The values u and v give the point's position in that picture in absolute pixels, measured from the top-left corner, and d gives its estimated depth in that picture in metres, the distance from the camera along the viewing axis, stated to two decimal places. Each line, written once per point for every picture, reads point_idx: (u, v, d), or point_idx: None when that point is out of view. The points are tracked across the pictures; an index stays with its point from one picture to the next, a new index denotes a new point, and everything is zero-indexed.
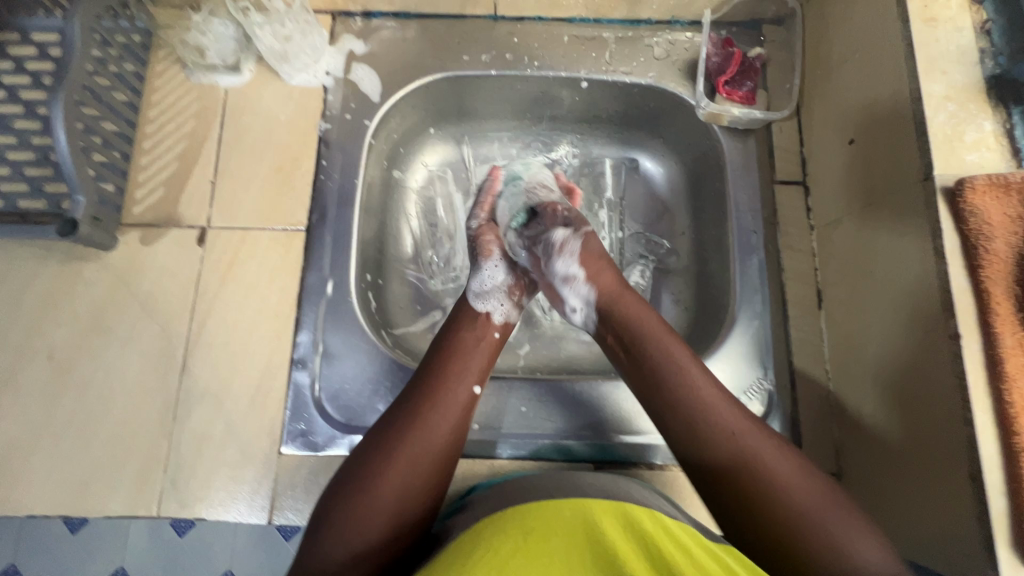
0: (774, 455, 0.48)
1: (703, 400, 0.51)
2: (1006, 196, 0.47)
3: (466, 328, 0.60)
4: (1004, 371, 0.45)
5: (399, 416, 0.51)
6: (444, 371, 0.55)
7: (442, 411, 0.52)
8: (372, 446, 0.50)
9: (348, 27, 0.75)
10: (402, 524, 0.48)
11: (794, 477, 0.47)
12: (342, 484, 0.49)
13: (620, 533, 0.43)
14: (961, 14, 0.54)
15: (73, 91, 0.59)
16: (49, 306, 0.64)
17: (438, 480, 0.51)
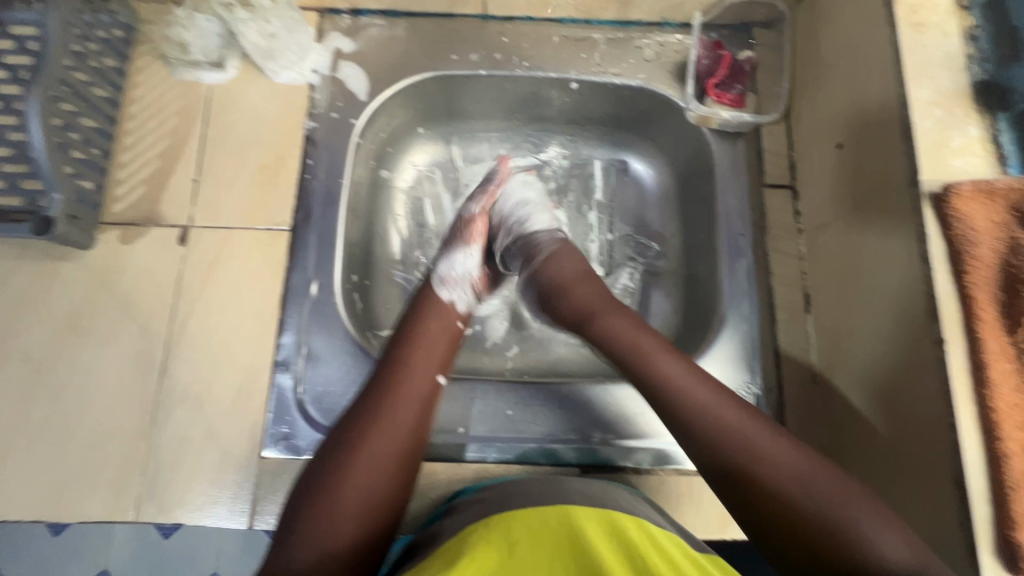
0: (775, 446, 0.48)
1: (699, 398, 0.51)
2: (991, 203, 0.47)
3: (432, 321, 0.59)
4: (987, 376, 0.45)
5: (359, 411, 0.51)
6: (403, 363, 0.54)
7: (402, 403, 0.51)
8: (332, 443, 0.50)
9: (336, 25, 0.74)
10: (367, 518, 0.47)
11: (795, 467, 0.47)
12: (308, 483, 0.48)
13: (606, 543, 0.42)
14: (948, 19, 0.55)
15: (50, 86, 0.57)
16: (25, 306, 0.62)
17: (403, 472, 0.50)
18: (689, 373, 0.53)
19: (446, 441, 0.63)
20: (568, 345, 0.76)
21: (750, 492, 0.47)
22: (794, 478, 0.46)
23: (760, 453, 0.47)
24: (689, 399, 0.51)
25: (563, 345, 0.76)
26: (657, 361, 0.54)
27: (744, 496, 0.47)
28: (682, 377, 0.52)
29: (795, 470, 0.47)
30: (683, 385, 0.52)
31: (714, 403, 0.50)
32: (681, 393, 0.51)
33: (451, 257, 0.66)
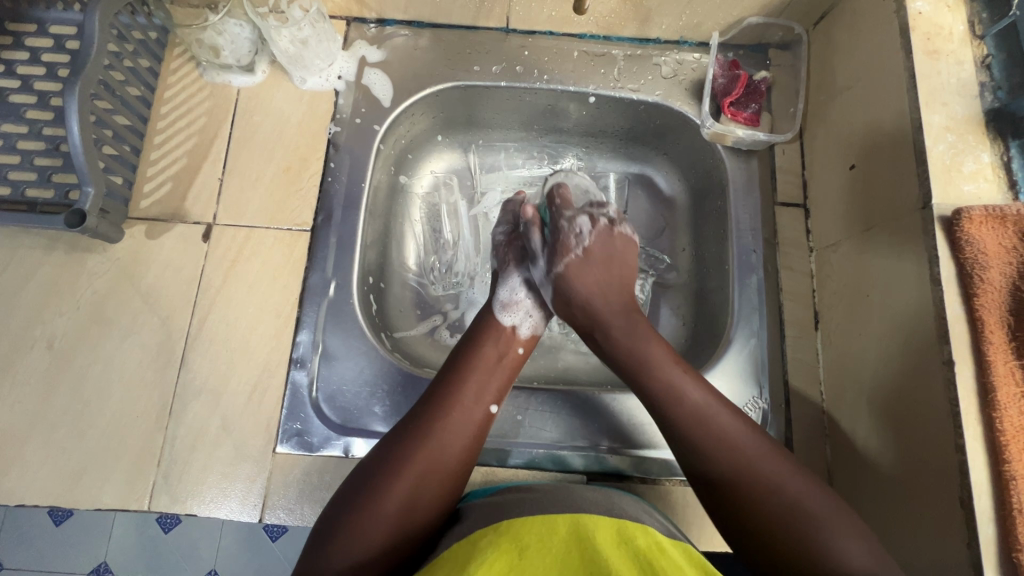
0: (750, 449, 0.50)
1: (719, 423, 0.52)
2: (1003, 228, 0.48)
3: (491, 348, 0.60)
4: (996, 399, 0.46)
5: (413, 430, 0.52)
6: (457, 385, 0.56)
7: (458, 426, 0.53)
8: (385, 455, 0.51)
9: (362, 33, 0.76)
10: (409, 529, 0.48)
11: (802, 491, 0.48)
12: (352, 491, 0.49)
13: (614, 551, 0.43)
14: (963, 48, 0.56)
15: (89, 85, 0.59)
16: (50, 296, 0.64)
17: (447, 491, 0.51)
18: (713, 402, 0.53)
19: None
20: (576, 354, 0.77)
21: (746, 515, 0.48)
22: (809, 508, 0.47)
23: (751, 470, 0.49)
24: (707, 426, 0.52)
25: (573, 354, 0.77)
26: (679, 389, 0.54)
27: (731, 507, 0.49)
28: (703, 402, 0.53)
29: (812, 494, 0.48)
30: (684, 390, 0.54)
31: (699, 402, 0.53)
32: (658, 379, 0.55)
33: (506, 283, 0.67)
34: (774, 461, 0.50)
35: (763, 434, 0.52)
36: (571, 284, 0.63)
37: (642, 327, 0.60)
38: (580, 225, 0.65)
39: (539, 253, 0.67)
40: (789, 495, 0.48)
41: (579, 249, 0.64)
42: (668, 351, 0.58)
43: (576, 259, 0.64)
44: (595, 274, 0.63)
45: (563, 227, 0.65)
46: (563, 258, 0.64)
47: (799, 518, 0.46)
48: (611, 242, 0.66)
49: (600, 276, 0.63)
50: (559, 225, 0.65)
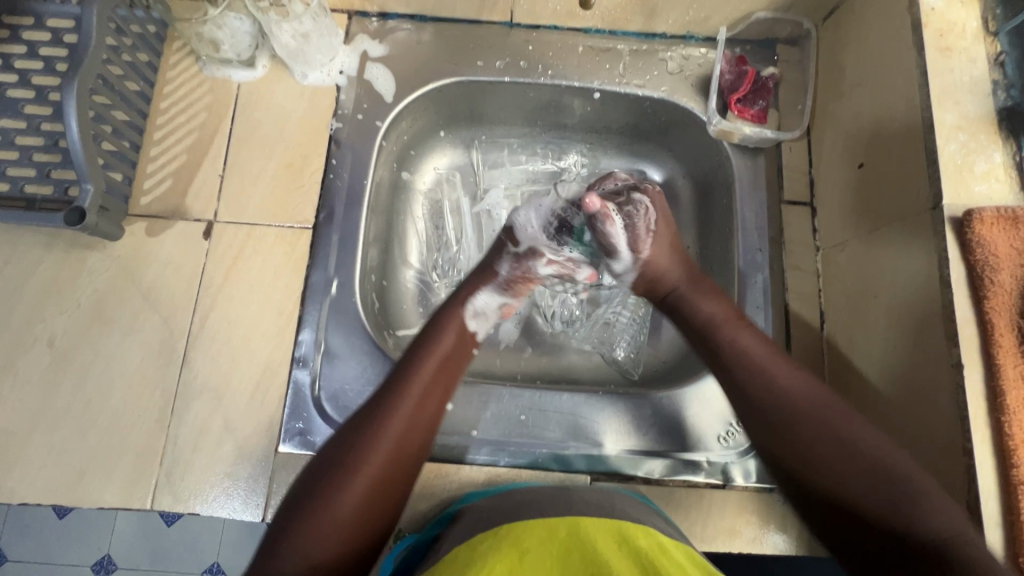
0: (836, 414, 0.51)
1: (779, 381, 0.53)
2: (1012, 230, 0.48)
3: (444, 344, 0.58)
4: (1005, 403, 0.45)
5: (358, 427, 0.51)
6: (408, 385, 0.53)
7: (400, 424, 0.51)
8: (330, 453, 0.50)
9: (363, 27, 0.75)
10: (357, 529, 0.47)
11: (881, 448, 0.48)
12: (302, 490, 0.48)
13: (617, 553, 0.43)
14: (976, 45, 0.55)
15: (87, 81, 0.58)
16: (51, 294, 0.64)
17: (392, 491, 0.50)
18: (781, 361, 0.55)
19: (458, 444, 0.64)
20: (580, 352, 0.77)
21: (815, 472, 0.49)
22: (881, 461, 0.47)
23: (834, 432, 0.49)
24: (772, 383, 0.54)
25: (576, 352, 0.77)
26: (744, 350, 0.56)
27: (816, 479, 0.49)
28: (770, 362, 0.55)
29: (880, 456, 0.47)
30: (750, 352, 0.56)
31: (768, 363, 0.55)
32: (728, 346, 0.57)
33: (490, 292, 0.64)
34: (845, 416, 0.50)
35: (829, 390, 0.53)
36: (654, 266, 0.63)
37: (704, 282, 0.64)
38: (641, 203, 0.64)
39: (619, 248, 0.63)
40: (872, 457, 0.47)
41: (648, 236, 0.63)
42: (731, 312, 0.60)
43: (653, 240, 0.63)
44: (665, 242, 0.64)
45: (631, 209, 0.63)
46: (641, 250, 0.63)
47: (869, 470, 0.47)
48: (664, 205, 0.66)
49: (668, 244, 0.64)
50: (625, 213, 0.63)
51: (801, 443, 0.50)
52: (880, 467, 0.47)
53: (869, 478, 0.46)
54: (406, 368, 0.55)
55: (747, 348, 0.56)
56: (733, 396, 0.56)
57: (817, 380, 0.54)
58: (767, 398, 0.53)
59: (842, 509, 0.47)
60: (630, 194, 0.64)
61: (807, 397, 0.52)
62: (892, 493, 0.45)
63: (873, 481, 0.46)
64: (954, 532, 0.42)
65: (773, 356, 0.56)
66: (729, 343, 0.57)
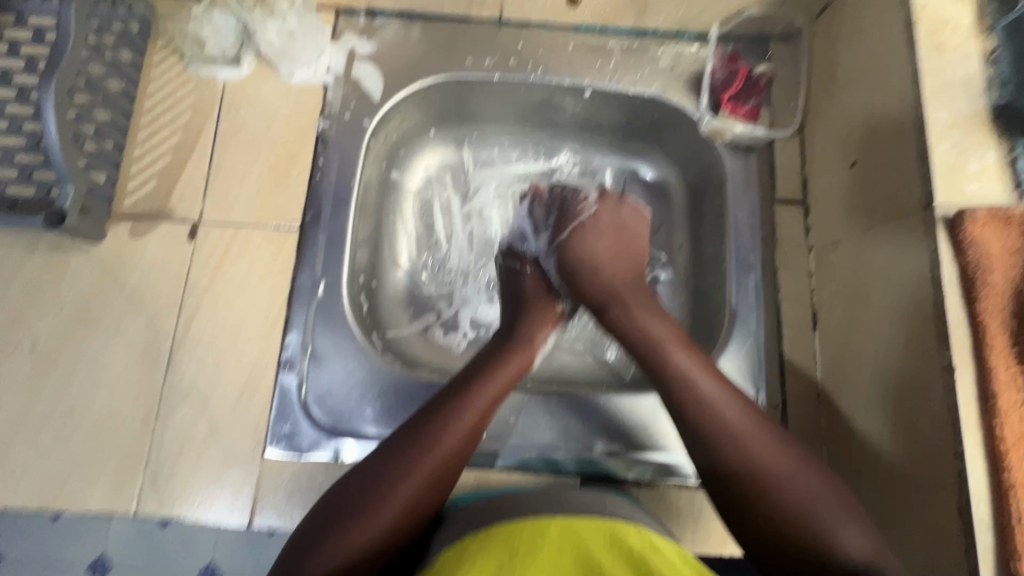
0: (751, 438, 0.48)
1: (717, 408, 0.50)
2: (1006, 230, 0.47)
3: (511, 365, 0.57)
4: (996, 406, 0.45)
5: (417, 436, 0.49)
6: (477, 395, 0.53)
7: (449, 439, 0.50)
8: (385, 466, 0.48)
9: (351, 24, 0.74)
10: (388, 548, 0.46)
11: (794, 476, 0.47)
12: (341, 505, 0.46)
13: (608, 554, 0.42)
14: (969, 41, 0.54)
15: (67, 80, 0.57)
16: (34, 296, 0.63)
17: (429, 510, 0.48)
18: (724, 392, 0.51)
19: None
20: (572, 353, 0.76)
21: (757, 497, 0.46)
22: (808, 496, 0.46)
23: (763, 466, 0.47)
24: (714, 413, 0.50)
25: (568, 353, 0.76)
26: (692, 375, 0.52)
27: (726, 502, 0.48)
28: (711, 391, 0.51)
29: (813, 489, 0.46)
30: (696, 380, 0.52)
31: (719, 398, 0.51)
32: (670, 367, 0.54)
33: None
34: (771, 444, 0.48)
35: (772, 424, 0.50)
36: (574, 250, 0.64)
37: (648, 298, 0.62)
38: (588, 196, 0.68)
39: (542, 226, 0.68)
40: (790, 489, 0.46)
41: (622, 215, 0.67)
42: (676, 333, 0.57)
43: (584, 226, 0.66)
44: (603, 241, 0.65)
45: (571, 197, 0.68)
46: (575, 221, 0.66)
47: (801, 502, 0.45)
48: (619, 211, 0.67)
49: (611, 242, 0.65)
50: (567, 196, 0.68)
51: (727, 467, 0.48)
52: (782, 493, 0.46)
53: (780, 509, 0.45)
54: (477, 380, 0.55)
55: (689, 369, 0.53)
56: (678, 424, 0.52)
57: (755, 407, 0.51)
58: (705, 424, 0.50)
59: (771, 540, 0.46)
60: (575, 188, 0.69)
61: (738, 422, 0.49)
62: (817, 525, 0.44)
63: (789, 508, 0.45)
64: (867, 561, 0.43)
65: (711, 379, 0.52)
66: (679, 368, 0.53)
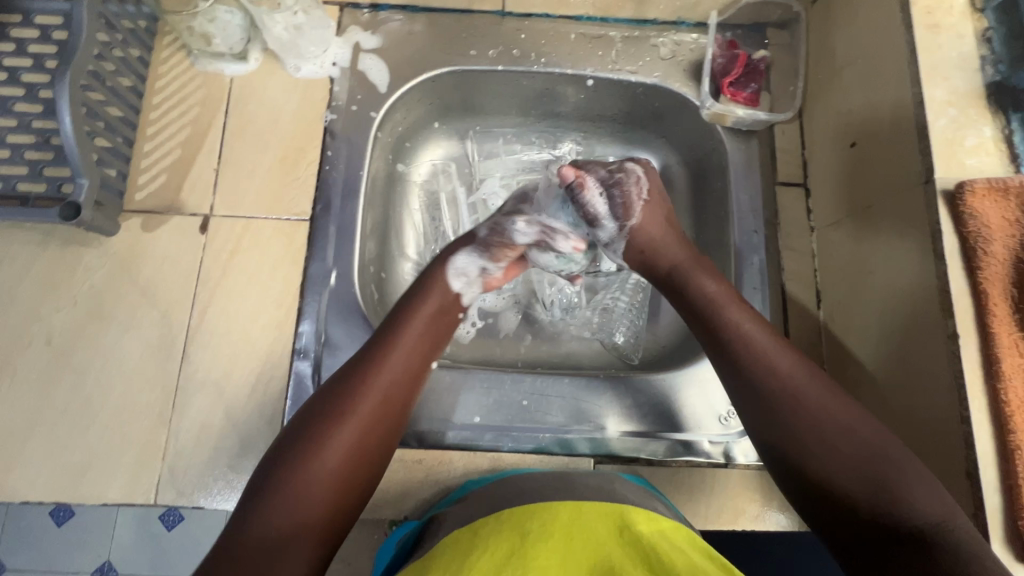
0: (810, 394, 0.49)
1: (778, 366, 0.50)
2: (1005, 201, 0.49)
3: (425, 329, 0.57)
4: (1000, 370, 0.46)
5: (336, 391, 0.50)
6: (379, 362, 0.52)
7: (363, 400, 0.50)
8: (309, 419, 0.48)
9: (355, 19, 0.75)
10: (331, 503, 0.46)
11: (860, 433, 0.46)
12: (275, 458, 0.47)
13: (617, 545, 0.43)
14: (963, 21, 0.56)
15: (79, 75, 0.58)
16: (47, 291, 0.63)
17: (359, 469, 0.48)
18: (780, 349, 0.52)
19: (461, 430, 0.64)
20: (580, 339, 0.77)
21: (803, 454, 0.47)
22: (873, 457, 0.45)
23: (819, 422, 0.47)
24: (767, 366, 0.51)
25: (575, 339, 0.77)
26: (743, 330, 0.53)
27: (782, 460, 0.48)
28: (768, 346, 0.52)
29: (877, 449, 0.46)
30: (751, 335, 0.52)
31: (772, 353, 0.51)
32: (725, 322, 0.54)
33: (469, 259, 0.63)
34: (827, 394, 0.49)
35: (840, 388, 0.50)
36: (645, 235, 0.60)
37: (704, 263, 0.59)
38: (634, 173, 0.62)
39: (601, 215, 0.60)
40: (853, 442, 0.46)
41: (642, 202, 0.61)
42: (731, 292, 0.57)
43: (644, 209, 0.60)
44: (661, 221, 0.61)
45: (624, 177, 0.61)
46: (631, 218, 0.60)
47: (864, 458, 0.45)
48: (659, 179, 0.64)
49: (664, 225, 0.61)
50: (616, 180, 0.61)
51: (784, 424, 0.48)
52: (846, 450, 0.46)
53: (842, 467, 0.45)
54: (384, 338, 0.55)
55: (746, 327, 0.53)
56: (729, 379, 0.53)
57: (813, 365, 0.51)
58: (760, 378, 0.50)
59: (828, 496, 0.46)
60: (622, 164, 0.63)
61: (802, 381, 0.49)
62: (879, 480, 0.44)
63: (849, 464, 0.45)
64: (935, 521, 0.41)
65: (770, 338, 0.52)
66: (733, 325, 0.53)
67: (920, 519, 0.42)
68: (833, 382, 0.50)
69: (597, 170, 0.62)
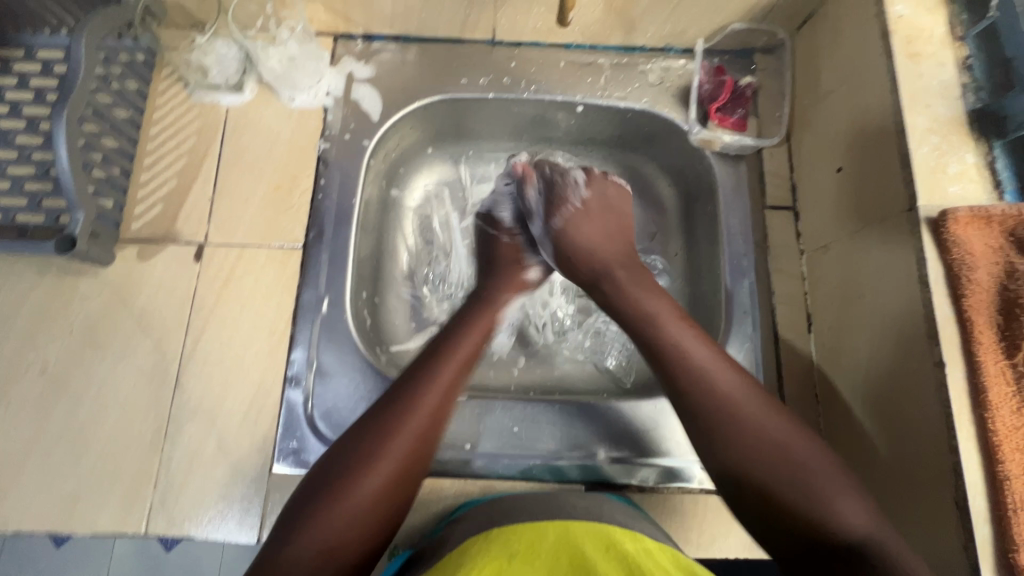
0: (751, 411, 0.48)
1: (720, 385, 0.50)
2: (987, 229, 0.49)
3: (477, 335, 0.57)
4: (987, 399, 0.46)
5: (390, 408, 0.49)
6: (438, 375, 0.52)
7: (418, 413, 0.49)
8: (357, 438, 0.48)
9: (349, 50, 0.76)
10: (374, 520, 0.45)
11: (796, 447, 0.46)
12: (320, 480, 0.46)
13: (603, 555, 0.43)
14: (944, 49, 0.56)
15: (76, 110, 0.59)
16: (43, 321, 0.64)
17: (405, 487, 0.48)
18: (717, 363, 0.51)
19: (452, 457, 0.64)
20: (573, 362, 0.77)
21: (740, 471, 0.47)
22: (805, 470, 0.45)
23: (761, 436, 0.47)
24: (709, 384, 0.50)
25: (568, 362, 0.77)
26: (684, 346, 0.52)
27: (723, 475, 0.48)
28: (706, 361, 0.51)
29: (810, 462, 0.46)
30: (690, 350, 0.52)
31: (712, 370, 0.51)
32: (664, 338, 0.54)
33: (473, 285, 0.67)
34: (764, 411, 0.49)
35: (781, 406, 0.50)
36: (571, 239, 0.64)
37: (646, 280, 0.61)
38: (574, 177, 0.69)
39: (536, 212, 0.68)
40: (793, 456, 0.46)
41: (570, 194, 0.67)
42: (674, 311, 0.56)
43: (574, 210, 0.66)
44: (592, 219, 0.66)
45: (559, 181, 0.68)
46: (562, 210, 0.66)
47: (800, 473, 0.45)
48: (606, 190, 0.69)
49: (602, 227, 0.66)
50: (553, 180, 0.68)
51: (720, 441, 0.48)
52: (790, 463, 0.46)
53: (780, 484, 0.45)
54: (442, 349, 0.55)
55: (688, 344, 0.52)
56: (669, 393, 0.52)
57: (754, 382, 0.51)
58: (701, 396, 0.50)
59: (765, 512, 0.45)
60: (565, 171, 0.70)
61: (744, 399, 0.49)
62: (814, 497, 0.44)
63: (783, 480, 0.45)
64: (865, 533, 0.42)
65: (712, 355, 0.52)
66: (674, 341, 0.53)
67: (847, 532, 0.42)
68: (774, 400, 0.50)
69: (545, 168, 0.69)
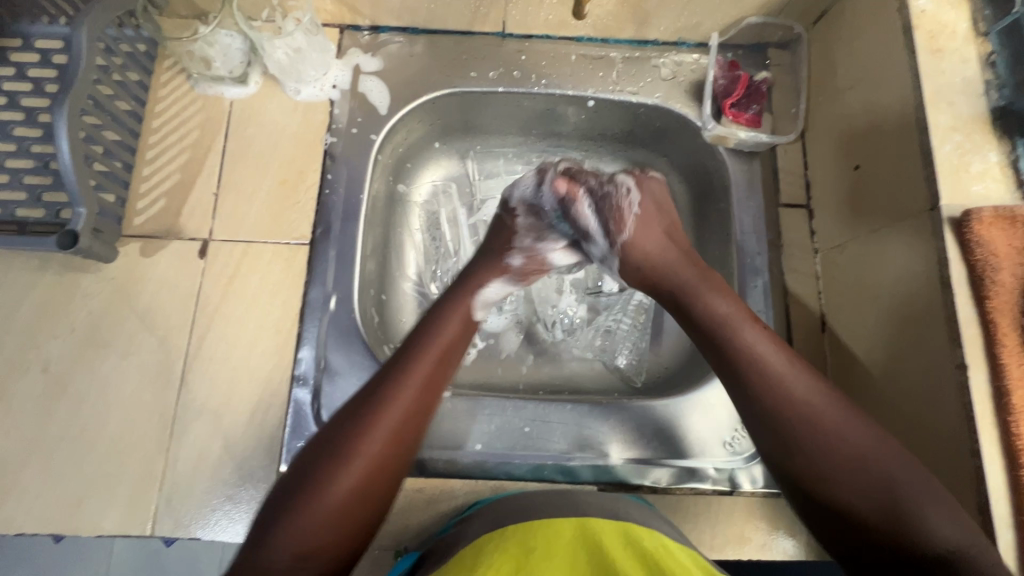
0: (834, 420, 0.46)
1: (795, 392, 0.48)
2: (1011, 229, 0.48)
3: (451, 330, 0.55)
4: (1011, 403, 0.45)
5: (358, 409, 0.48)
6: (409, 374, 0.50)
7: (388, 414, 0.48)
8: (325, 439, 0.47)
9: (355, 41, 0.75)
10: (344, 524, 0.45)
11: (871, 458, 0.45)
12: (292, 480, 0.46)
13: (621, 551, 0.42)
14: (967, 45, 0.55)
15: (77, 102, 0.58)
16: (44, 318, 0.63)
17: (377, 490, 0.46)
18: (794, 370, 0.49)
19: (463, 457, 0.63)
20: (582, 360, 0.76)
21: (819, 482, 0.45)
22: (890, 481, 0.44)
23: (838, 449, 0.45)
24: (783, 392, 0.48)
25: (577, 360, 0.76)
26: (757, 352, 0.50)
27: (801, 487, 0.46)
28: (784, 369, 0.49)
29: (892, 470, 0.44)
30: (765, 356, 0.50)
31: (790, 378, 0.48)
32: (736, 342, 0.51)
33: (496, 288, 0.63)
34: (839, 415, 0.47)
35: (860, 412, 0.48)
36: (639, 250, 0.59)
37: (714, 278, 0.57)
38: (625, 184, 0.62)
39: (594, 230, 0.62)
40: (873, 467, 0.44)
41: (632, 217, 0.61)
42: (743, 309, 0.54)
43: (636, 222, 0.61)
44: (655, 228, 0.61)
45: (612, 192, 0.62)
46: (624, 229, 0.61)
47: (882, 485, 0.44)
48: (651, 188, 0.65)
49: (661, 235, 0.61)
50: (605, 191, 0.62)
51: (797, 453, 0.46)
52: (868, 476, 0.44)
53: (859, 496, 0.44)
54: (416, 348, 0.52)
55: (760, 350, 0.50)
56: (740, 402, 0.50)
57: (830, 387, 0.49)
58: (776, 407, 0.48)
59: (847, 525, 0.44)
60: (613, 177, 0.63)
61: (825, 408, 0.47)
62: (899, 510, 0.42)
63: (869, 492, 0.44)
64: (961, 547, 0.41)
65: (786, 360, 0.50)
66: (746, 345, 0.50)
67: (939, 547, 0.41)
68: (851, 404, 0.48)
69: (589, 178, 0.62)
